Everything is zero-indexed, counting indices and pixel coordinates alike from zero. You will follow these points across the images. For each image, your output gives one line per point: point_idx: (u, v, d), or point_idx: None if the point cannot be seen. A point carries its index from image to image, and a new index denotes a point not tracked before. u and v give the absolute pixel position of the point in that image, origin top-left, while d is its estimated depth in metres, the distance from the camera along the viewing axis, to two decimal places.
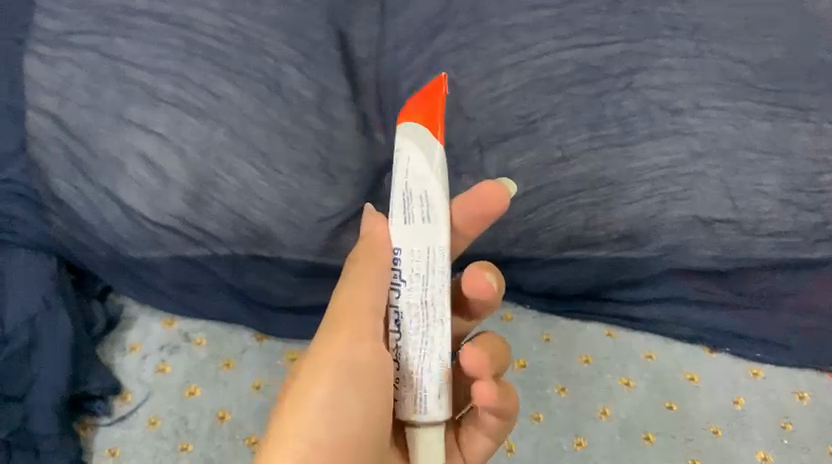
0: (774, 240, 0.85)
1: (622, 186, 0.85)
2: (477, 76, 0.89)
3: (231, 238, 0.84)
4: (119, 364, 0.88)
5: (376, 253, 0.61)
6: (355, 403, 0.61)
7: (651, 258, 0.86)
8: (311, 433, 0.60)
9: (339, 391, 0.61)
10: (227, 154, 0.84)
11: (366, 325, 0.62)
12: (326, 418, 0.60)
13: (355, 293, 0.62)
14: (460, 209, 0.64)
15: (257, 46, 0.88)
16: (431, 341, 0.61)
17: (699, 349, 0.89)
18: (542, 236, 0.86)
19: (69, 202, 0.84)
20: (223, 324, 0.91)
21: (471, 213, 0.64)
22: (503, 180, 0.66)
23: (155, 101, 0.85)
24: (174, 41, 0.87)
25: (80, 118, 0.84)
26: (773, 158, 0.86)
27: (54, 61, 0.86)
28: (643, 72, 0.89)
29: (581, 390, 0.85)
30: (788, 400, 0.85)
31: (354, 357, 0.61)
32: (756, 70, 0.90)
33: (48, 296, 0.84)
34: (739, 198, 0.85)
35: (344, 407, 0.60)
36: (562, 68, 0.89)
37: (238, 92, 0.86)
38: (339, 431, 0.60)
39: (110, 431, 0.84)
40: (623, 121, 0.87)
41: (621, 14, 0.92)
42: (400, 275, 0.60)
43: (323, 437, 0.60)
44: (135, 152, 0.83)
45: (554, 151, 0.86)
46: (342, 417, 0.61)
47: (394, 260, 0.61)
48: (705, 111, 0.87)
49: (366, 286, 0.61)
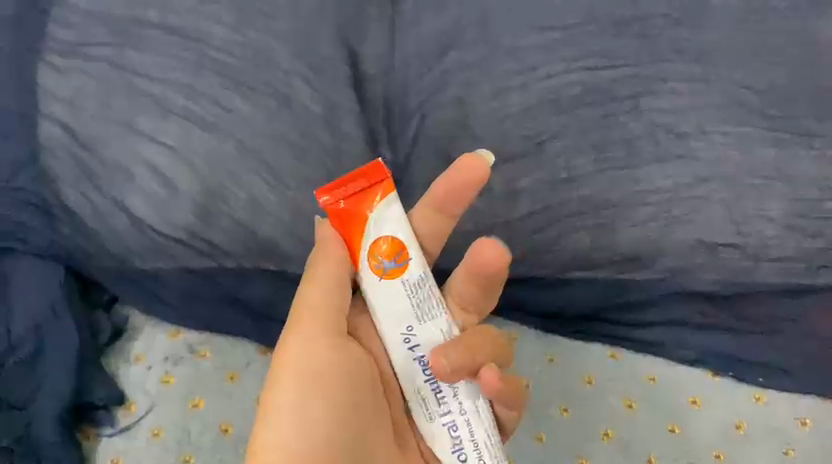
0: (777, 265, 0.85)
1: (626, 209, 0.86)
2: (485, 95, 0.89)
3: (239, 251, 0.85)
4: (123, 373, 0.88)
5: (337, 261, 0.64)
6: (321, 399, 0.61)
7: (656, 280, 0.86)
8: (282, 444, 0.59)
9: (304, 395, 0.61)
10: (238, 167, 0.85)
11: (318, 324, 0.63)
12: (293, 426, 0.60)
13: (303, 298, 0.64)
14: (440, 188, 0.65)
15: (267, 61, 0.89)
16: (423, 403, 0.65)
17: (703, 372, 0.88)
18: (548, 256, 0.86)
19: (77, 210, 0.85)
20: (227, 336, 0.90)
21: (449, 193, 0.65)
22: (481, 152, 0.64)
23: (165, 112, 0.86)
24: (185, 54, 0.89)
25: (92, 128, 0.86)
26: (777, 184, 0.86)
27: (66, 71, 0.87)
28: (649, 96, 0.90)
29: (585, 411, 0.86)
30: (791, 427, 0.84)
31: (311, 359, 0.62)
32: (762, 96, 0.90)
33: (55, 304, 0.84)
34: (744, 223, 0.85)
35: (317, 404, 0.61)
36: (569, 89, 0.90)
37: (248, 106, 0.87)
38: (309, 438, 0.60)
39: (113, 441, 0.84)
40: (630, 143, 0.88)
41: (630, 37, 0.93)
42: (408, 336, 0.65)
43: (292, 446, 0.59)
44: (144, 163, 0.85)
45: (560, 173, 0.87)
46: (308, 423, 0.60)
47: (407, 328, 0.65)
48: (709, 135, 0.88)
49: (321, 288, 0.64)
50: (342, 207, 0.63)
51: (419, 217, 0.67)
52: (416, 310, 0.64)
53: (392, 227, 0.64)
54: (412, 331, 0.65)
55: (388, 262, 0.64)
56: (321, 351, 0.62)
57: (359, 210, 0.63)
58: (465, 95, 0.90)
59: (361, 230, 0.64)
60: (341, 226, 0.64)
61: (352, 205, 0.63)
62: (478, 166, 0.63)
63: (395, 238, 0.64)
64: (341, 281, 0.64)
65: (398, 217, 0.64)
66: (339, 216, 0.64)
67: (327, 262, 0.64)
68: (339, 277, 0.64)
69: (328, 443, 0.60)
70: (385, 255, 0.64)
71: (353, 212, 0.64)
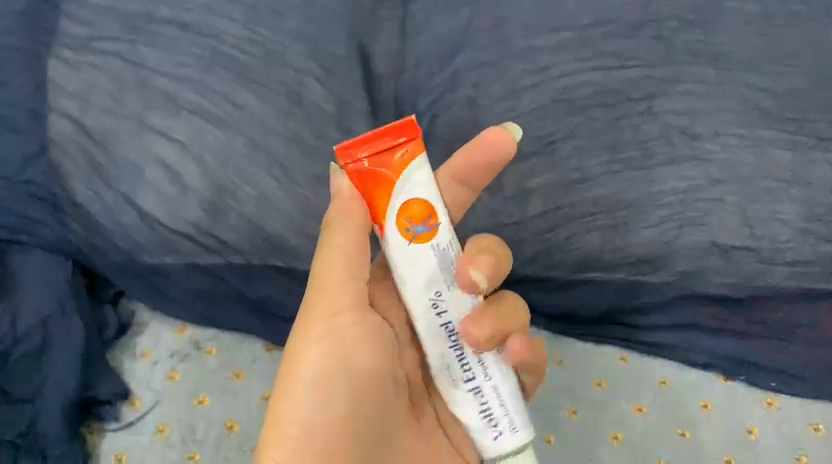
0: (792, 269, 0.84)
1: (640, 210, 0.85)
2: (497, 95, 0.89)
3: (247, 248, 0.84)
4: (128, 369, 0.88)
5: (349, 220, 0.63)
6: (346, 371, 0.63)
7: (667, 283, 0.85)
8: (306, 417, 0.61)
9: (329, 366, 0.62)
10: (247, 164, 0.85)
11: (344, 297, 0.64)
12: (317, 396, 0.62)
13: (325, 268, 0.64)
14: (466, 159, 0.68)
15: (278, 58, 0.89)
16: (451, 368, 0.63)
17: (713, 377, 0.87)
18: (560, 256, 0.85)
19: (87, 205, 0.85)
20: (234, 333, 0.90)
21: (469, 165, 0.69)
22: (512, 127, 0.68)
23: (176, 108, 0.86)
24: (197, 50, 0.88)
25: (103, 123, 0.85)
26: (792, 188, 0.85)
27: (78, 66, 0.87)
28: (663, 97, 0.89)
29: (593, 414, 0.85)
30: (804, 432, 0.83)
31: (338, 331, 0.63)
32: (777, 100, 0.89)
33: (63, 299, 0.84)
34: (759, 226, 0.84)
35: (342, 376, 0.62)
36: (582, 90, 0.89)
37: (259, 102, 0.87)
38: (334, 408, 0.62)
39: (118, 436, 0.84)
40: (643, 144, 0.87)
41: (643, 39, 0.92)
42: (437, 302, 0.63)
43: (317, 417, 0.61)
44: (154, 158, 0.84)
45: (572, 174, 0.86)
46: (332, 394, 0.62)
47: (435, 293, 0.62)
48: (724, 138, 0.87)
49: (340, 254, 0.64)
50: (365, 166, 0.60)
51: (444, 182, 0.70)
52: (445, 275, 0.62)
53: (420, 188, 0.61)
54: (440, 296, 0.63)
55: (414, 225, 0.61)
56: (347, 324, 0.64)
57: (386, 169, 0.60)
58: (477, 94, 0.89)
59: (387, 192, 0.61)
60: (363, 186, 0.61)
61: (377, 163, 0.60)
62: (503, 140, 0.67)
63: (424, 200, 0.61)
64: (360, 241, 0.64)
65: (427, 176, 0.62)
66: (361, 175, 0.61)
67: (346, 225, 0.63)
68: (355, 235, 0.63)
69: (350, 415, 0.62)
70: (415, 218, 0.61)
71: (378, 171, 0.60)
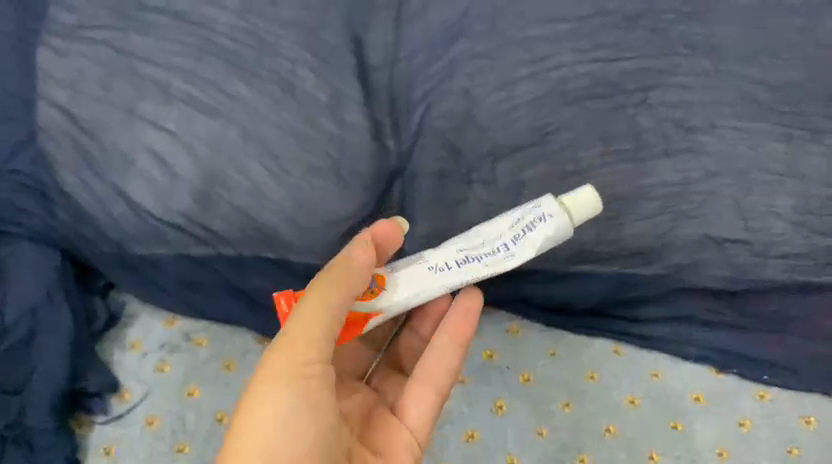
0: (785, 262, 0.84)
1: (634, 203, 0.85)
2: (492, 86, 0.87)
3: (239, 238, 0.84)
4: (117, 361, 0.87)
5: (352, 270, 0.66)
6: (312, 415, 0.63)
7: (660, 275, 0.85)
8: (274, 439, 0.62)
9: (302, 404, 0.63)
10: (239, 153, 0.84)
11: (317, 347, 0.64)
12: (284, 429, 0.62)
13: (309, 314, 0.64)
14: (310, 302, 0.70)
15: (271, 47, 0.87)
16: (490, 248, 0.70)
17: (707, 368, 0.87)
18: (552, 249, 0.84)
19: (77, 195, 0.84)
20: (225, 324, 0.89)
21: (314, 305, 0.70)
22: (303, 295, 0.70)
23: (167, 97, 0.85)
24: (189, 39, 0.87)
25: (93, 111, 0.84)
26: (787, 180, 0.85)
27: (67, 53, 0.85)
28: (660, 89, 0.88)
29: (587, 406, 0.84)
30: (796, 425, 0.83)
31: (312, 376, 0.63)
32: (774, 92, 0.88)
33: (51, 288, 0.84)
34: (752, 219, 0.84)
35: (308, 417, 0.63)
36: (577, 81, 0.88)
37: (251, 91, 0.86)
38: (300, 444, 0.62)
39: (107, 428, 0.83)
40: (638, 136, 0.87)
41: (638, 30, 0.89)
42: (441, 265, 0.70)
43: (280, 444, 0.61)
44: (144, 147, 0.84)
45: (567, 165, 0.86)
46: (300, 429, 0.62)
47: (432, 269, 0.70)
48: (720, 130, 0.86)
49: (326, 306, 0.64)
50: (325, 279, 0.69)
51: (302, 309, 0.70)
52: (430, 274, 0.70)
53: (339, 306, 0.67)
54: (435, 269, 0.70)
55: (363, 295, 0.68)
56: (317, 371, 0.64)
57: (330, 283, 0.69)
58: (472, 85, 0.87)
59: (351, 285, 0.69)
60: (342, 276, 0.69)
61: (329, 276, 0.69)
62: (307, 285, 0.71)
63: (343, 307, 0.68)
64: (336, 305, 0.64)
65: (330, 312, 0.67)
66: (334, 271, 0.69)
67: (342, 285, 0.65)
68: (339, 298, 0.65)
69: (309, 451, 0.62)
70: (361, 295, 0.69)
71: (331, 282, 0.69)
